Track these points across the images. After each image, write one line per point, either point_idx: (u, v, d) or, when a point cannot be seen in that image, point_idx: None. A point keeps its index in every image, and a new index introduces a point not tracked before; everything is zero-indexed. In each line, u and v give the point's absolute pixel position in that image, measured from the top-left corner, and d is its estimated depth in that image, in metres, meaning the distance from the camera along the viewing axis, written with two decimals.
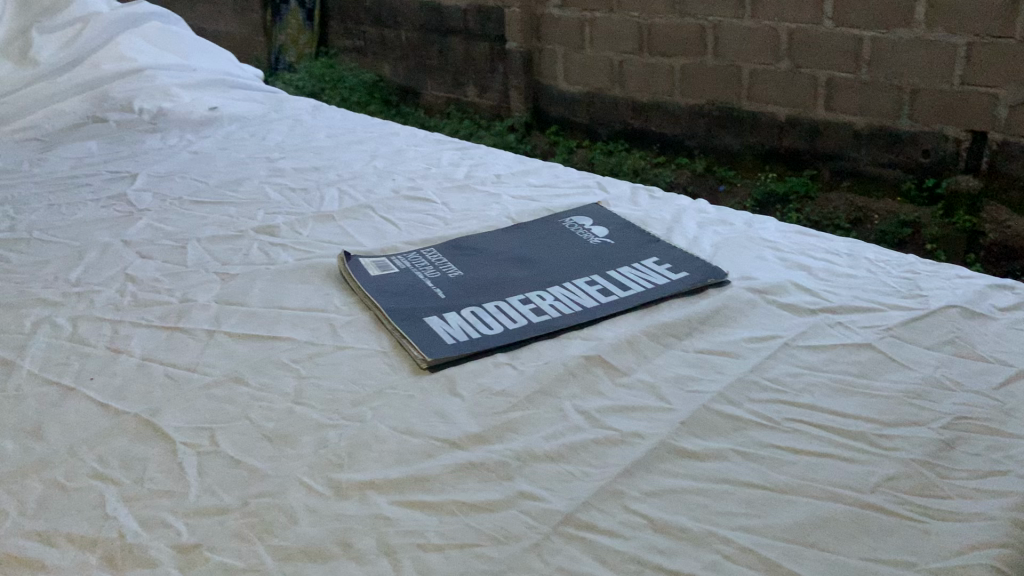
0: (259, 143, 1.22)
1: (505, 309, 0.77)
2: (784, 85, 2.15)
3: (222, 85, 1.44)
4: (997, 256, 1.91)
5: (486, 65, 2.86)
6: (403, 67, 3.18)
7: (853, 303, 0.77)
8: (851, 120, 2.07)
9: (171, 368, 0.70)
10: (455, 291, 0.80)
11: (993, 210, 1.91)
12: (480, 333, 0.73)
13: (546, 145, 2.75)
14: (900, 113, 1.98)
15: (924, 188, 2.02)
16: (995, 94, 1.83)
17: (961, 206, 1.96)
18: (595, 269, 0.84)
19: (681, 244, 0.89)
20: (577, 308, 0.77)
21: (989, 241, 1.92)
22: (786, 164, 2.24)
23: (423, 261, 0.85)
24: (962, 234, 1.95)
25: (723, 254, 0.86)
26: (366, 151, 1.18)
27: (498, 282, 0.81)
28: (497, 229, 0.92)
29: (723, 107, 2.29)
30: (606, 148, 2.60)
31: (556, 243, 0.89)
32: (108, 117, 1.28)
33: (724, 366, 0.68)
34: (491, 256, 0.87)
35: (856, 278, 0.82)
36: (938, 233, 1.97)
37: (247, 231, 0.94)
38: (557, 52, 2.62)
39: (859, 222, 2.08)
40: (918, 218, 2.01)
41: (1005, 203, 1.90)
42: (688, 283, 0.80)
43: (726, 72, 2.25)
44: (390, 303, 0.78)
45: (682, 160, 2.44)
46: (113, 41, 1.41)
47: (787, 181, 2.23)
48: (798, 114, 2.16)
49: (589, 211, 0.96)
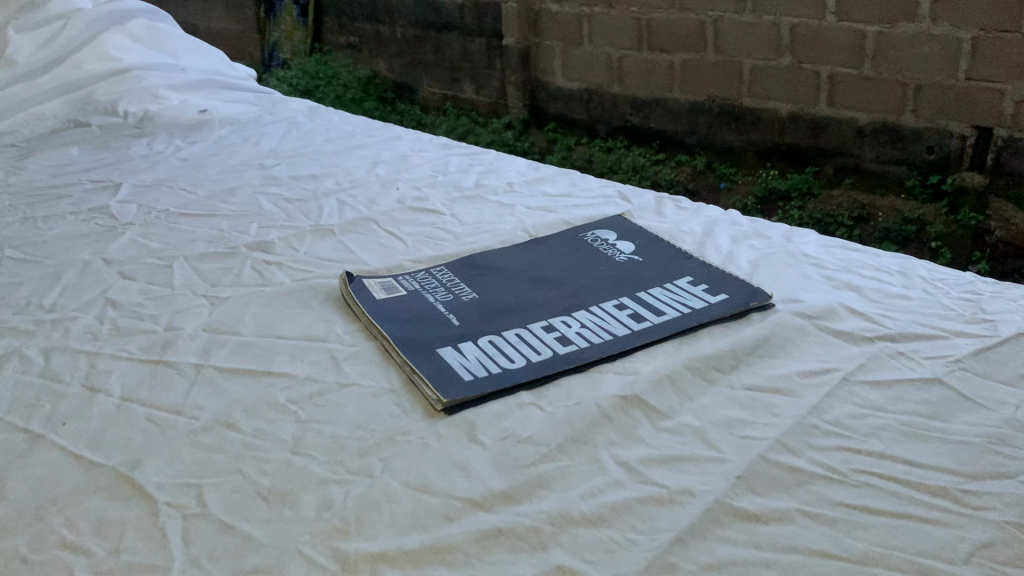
0: (252, 148, 1.14)
1: (526, 337, 0.69)
2: (786, 81, 2.08)
3: (213, 85, 1.35)
4: (1003, 254, 1.85)
5: (484, 62, 2.77)
6: (399, 63, 3.10)
7: (912, 329, 0.69)
8: (853, 116, 2.00)
9: (153, 410, 0.62)
10: (470, 317, 0.72)
11: (999, 207, 1.84)
12: (501, 366, 0.65)
13: (545, 143, 2.68)
14: (903, 109, 1.91)
15: (928, 185, 1.94)
16: (999, 90, 1.76)
17: (967, 203, 1.89)
18: (623, 291, 0.76)
19: (716, 261, 0.81)
20: (607, 337, 0.69)
21: (994, 239, 1.86)
22: (787, 161, 2.17)
23: (433, 283, 0.78)
24: (967, 231, 1.88)
25: (763, 273, 0.79)
26: (367, 157, 1.10)
27: (516, 307, 0.73)
28: (512, 245, 0.84)
29: (723, 104, 2.22)
30: (605, 145, 2.53)
31: (578, 261, 0.81)
32: (91, 121, 1.20)
33: (778, 408, 0.61)
34: (508, 276, 0.79)
35: (912, 300, 0.74)
36: (943, 231, 1.91)
37: (240, 247, 0.86)
38: (555, 48, 2.54)
39: (862, 220, 2.02)
40: (922, 216, 1.94)
41: (1010, 199, 1.83)
42: (728, 306, 0.72)
43: (726, 68, 2.17)
44: (397, 332, 0.70)
45: (681, 158, 2.36)
46: (96, 39, 1.33)
47: (788, 178, 2.16)
48: (800, 111, 2.08)
49: (612, 223, 0.88)
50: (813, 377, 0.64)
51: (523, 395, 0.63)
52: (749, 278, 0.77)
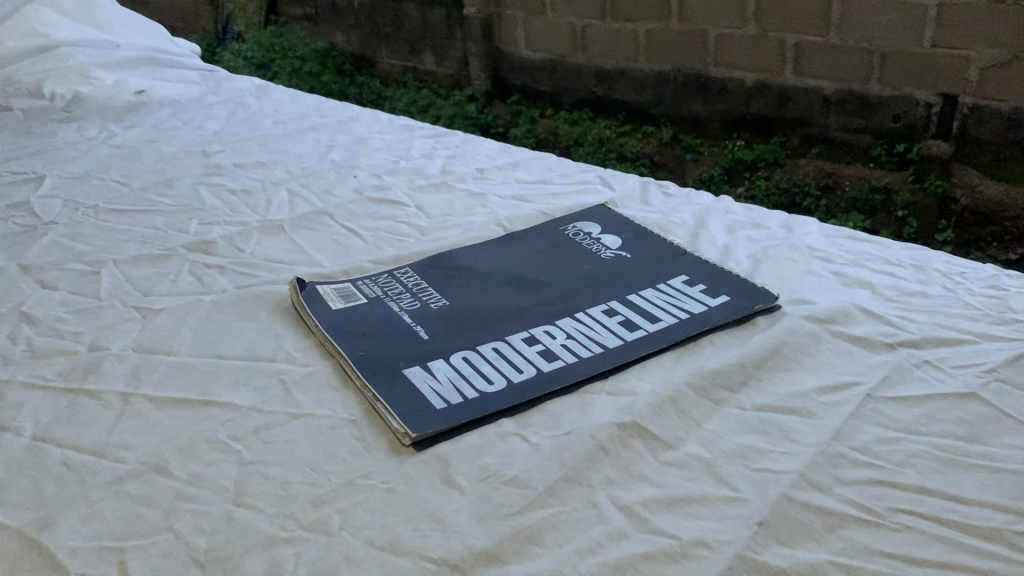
0: (194, 133, 1.03)
1: (504, 352, 0.61)
2: (751, 49, 2.00)
3: (152, 63, 1.24)
4: (970, 222, 1.82)
5: (444, 32, 2.66)
6: (357, 34, 2.97)
7: (936, 333, 0.62)
8: (820, 85, 1.94)
9: (71, 451, 0.53)
10: (440, 329, 0.63)
11: (965, 174, 1.81)
12: (478, 390, 0.57)
13: (508, 115, 2.56)
14: (869, 77, 1.85)
15: (894, 153, 1.89)
16: (965, 56, 1.71)
17: (932, 171, 1.85)
18: (612, 293, 0.67)
19: (711, 255, 0.73)
20: (596, 349, 0.61)
21: (961, 207, 1.83)
22: (754, 131, 2.10)
23: (397, 289, 0.69)
24: (933, 200, 1.84)
25: (765, 270, 0.71)
26: (321, 141, 1.00)
27: (492, 316, 0.65)
28: (485, 241, 0.76)
29: (688, 74, 2.14)
30: (569, 117, 2.43)
31: (560, 259, 0.72)
32: (13, 105, 1.08)
33: (797, 434, 0.53)
34: (481, 278, 0.70)
35: (931, 299, 0.67)
36: (909, 200, 1.85)
37: (177, 249, 0.76)
38: (516, 17, 2.44)
39: (829, 189, 1.96)
40: (889, 183, 1.88)
41: (976, 167, 1.79)
42: (731, 310, 0.64)
43: (690, 36, 2.09)
44: (356, 349, 0.61)
45: (647, 129, 2.27)
46: (19, 15, 1.21)
47: (755, 148, 2.09)
48: (766, 80, 2.01)
49: (595, 215, 0.79)
50: (833, 395, 0.57)
51: (505, 424, 0.54)
52: (750, 276, 0.69)
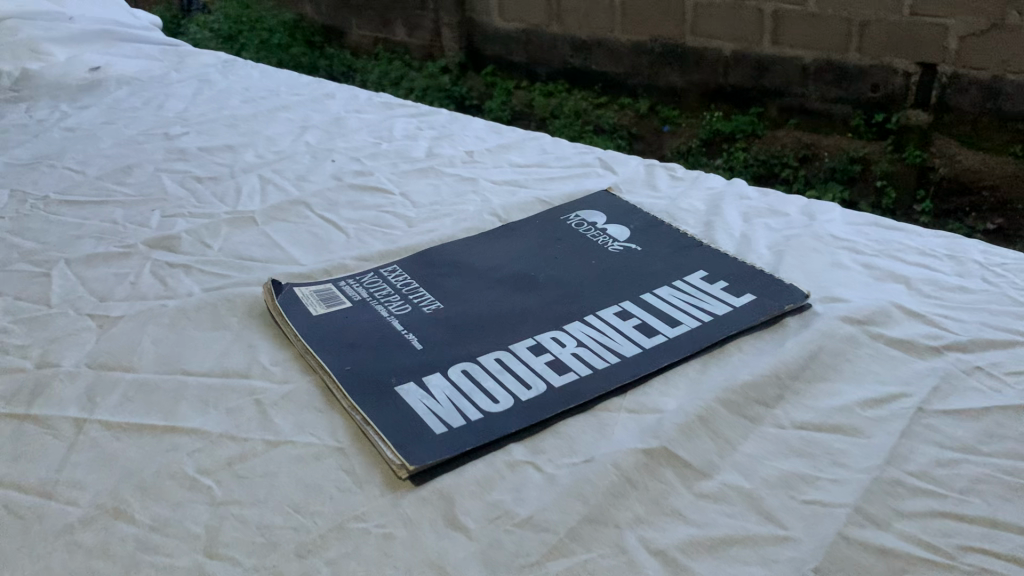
0: (155, 113, 0.95)
1: (508, 362, 0.54)
2: (728, 19, 1.93)
3: (108, 37, 1.15)
4: (947, 193, 1.74)
5: (415, 1, 2.56)
6: (326, 4, 2.86)
7: (984, 334, 0.56)
8: (798, 54, 1.88)
9: (14, 492, 0.46)
10: (435, 337, 0.56)
11: (943, 143, 1.76)
12: (482, 409, 0.50)
13: (482, 87, 2.47)
14: (849, 46, 1.79)
15: (873, 124, 1.84)
16: (944, 26, 1.67)
17: (911, 141, 1.80)
18: (624, 292, 0.61)
19: (729, 247, 0.66)
20: (612, 358, 0.54)
21: (939, 177, 1.76)
22: (731, 102, 2.03)
23: (385, 290, 0.62)
24: (913, 170, 1.78)
25: (791, 262, 0.64)
26: (294, 122, 0.92)
27: (491, 320, 0.58)
28: (480, 234, 0.69)
29: (666, 43, 2.07)
30: (545, 89, 2.34)
31: (563, 253, 0.66)
32: None
33: (845, 457, 0.47)
34: (477, 277, 0.63)
35: (973, 293, 0.61)
36: (889, 169, 1.79)
37: (137, 246, 0.69)
38: None
39: (808, 160, 1.89)
40: (868, 154, 1.82)
41: (955, 135, 1.76)
42: (758, 311, 0.58)
43: (666, 5, 2.01)
44: (341, 362, 0.54)
45: (624, 100, 2.19)
46: None
47: (732, 120, 2.02)
48: (743, 50, 1.95)
49: (600, 202, 0.72)
50: (881, 409, 0.50)
51: (514, 450, 0.48)
52: (774, 270, 0.63)
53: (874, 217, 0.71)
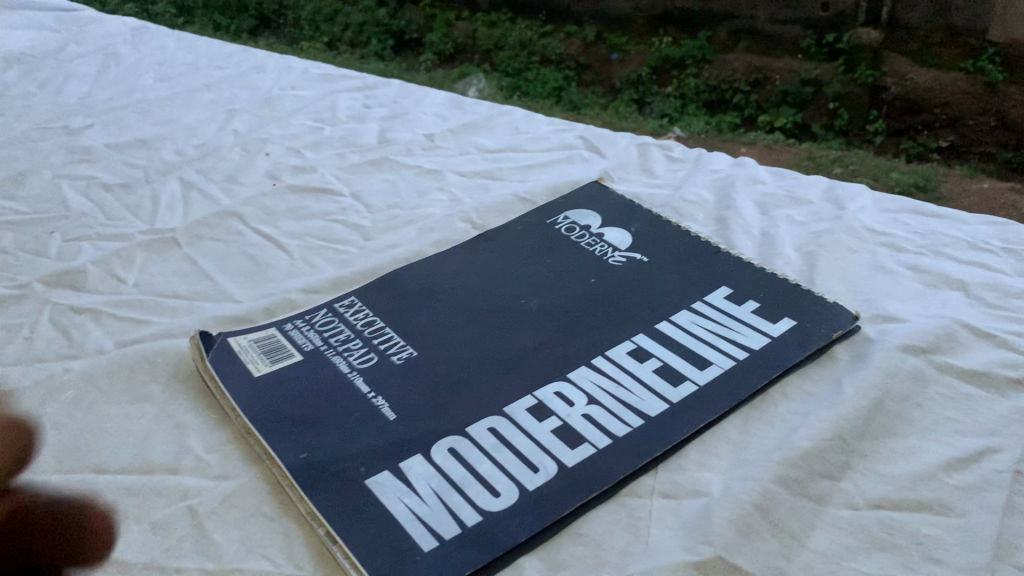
0: (53, 101, 0.81)
1: (506, 434, 0.43)
2: None
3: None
4: (902, 111, 1.63)
5: None
6: None
7: None
8: None
9: None
10: (410, 401, 0.45)
11: (896, 62, 1.64)
12: (482, 507, 0.39)
13: (422, 19, 2.25)
14: None
15: (823, 44, 1.72)
16: None
17: (864, 61, 1.67)
18: (636, 321, 0.50)
19: (751, 250, 0.56)
20: (634, 417, 0.44)
21: (892, 96, 1.64)
22: (680, 26, 1.92)
23: (344, 333, 0.50)
24: (864, 90, 1.66)
25: (828, 267, 0.54)
26: (218, 104, 0.79)
27: (477, 371, 0.47)
28: (453, 249, 0.57)
29: None
30: (487, 19, 2.14)
31: (556, 271, 0.54)
32: None
33: (940, 549, 0.38)
34: (454, 309, 0.52)
35: None
36: (841, 91, 1.68)
37: (32, 284, 0.56)
38: None
39: (759, 84, 1.77)
40: (820, 75, 1.70)
41: (907, 54, 1.64)
42: (802, 342, 0.47)
43: None
44: (294, 448, 0.43)
45: (570, 28, 2.03)
46: None
47: (681, 44, 1.88)
48: None
49: (590, 198, 0.61)
50: (968, 473, 0.41)
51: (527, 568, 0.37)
52: (808, 281, 0.53)
53: (911, 203, 0.61)
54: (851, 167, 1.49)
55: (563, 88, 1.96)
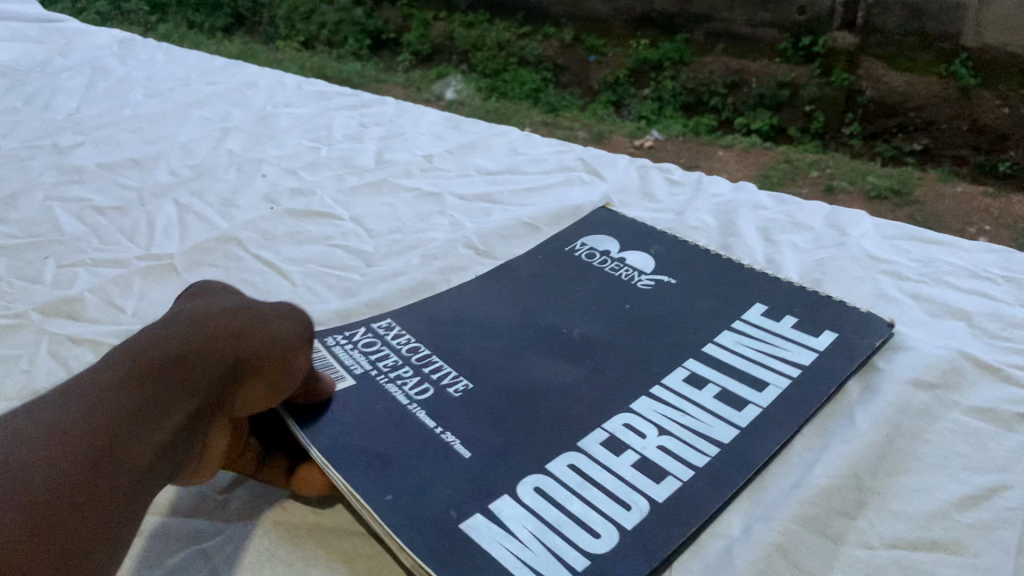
0: (40, 118, 0.79)
1: (586, 471, 0.42)
2: None
3: None
4: (876, 113, 1.65)
5: None
6: None
7: None
8: None
9: None
10: (479, 433, 0.44)
11: (870, 66, 1.67)
12: (587, 547, 0.38)
13: (399, 19, 2.26)
14: None
15: (799, 49, 1.75)
16: None
17: (839, 64, 1.70)
18: (680, 348, 0.50)
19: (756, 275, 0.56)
20: (708, 445, 0.43)
21: (867, 99, 1.66)
22: (659, 29, 1.94)
23: (392, 361, 0.49)
24: (839, 94, 1.68)
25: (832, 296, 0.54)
26: (211, 121, 0.78)
27: (536, 396, 0.46)
28: (478, 282, 0.57)
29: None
30: (465, 20, 2.17)
31: (588, 297, 0.54)
32: None
33: None
34: (496, 337, 0.51)
35: None
36: (818, 94, 1.70)
37: (28, 313, 0.55)
38: None
39: (736, 87, 1.78)
40: (796, 78, 1.73)
41: (880, 57, 1.67)
42: (848, 355, 0.48)
43: None
44: (373, 479, 0.41)
45: (548, 30, 2.05)
46: None
47: (659, 47, 1.90)
48: None
49: (602, 223, 0.61)
50: (982, 511, 0.41)
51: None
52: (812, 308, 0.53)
53: (912, 230, 0.61)
54: (826, 170, 1.51)
55: (543, 90, 1.95)
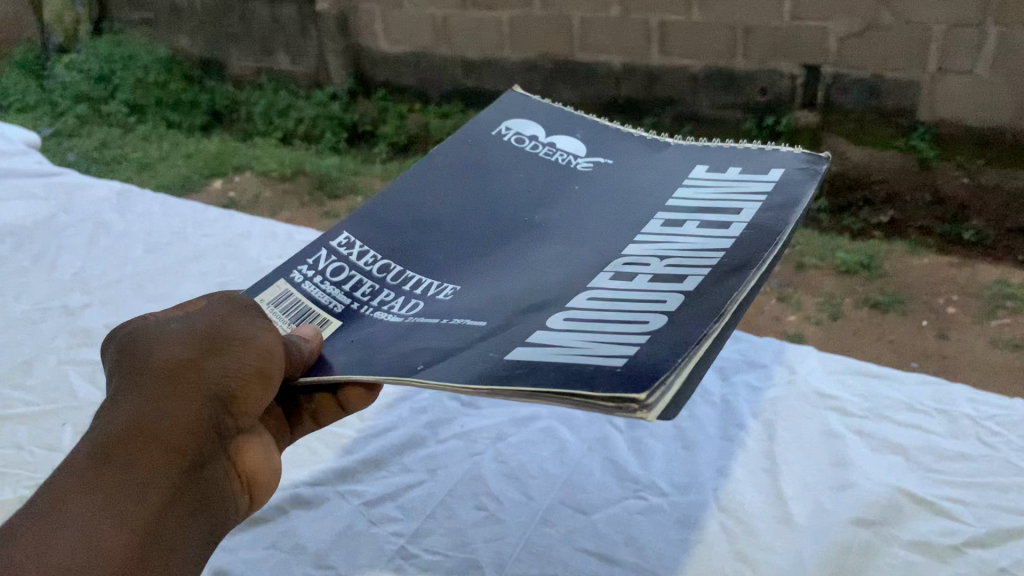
0: (52, 277, 0.93)
1: (579, 318, 0.68)
2: (616, 31, 2.34)
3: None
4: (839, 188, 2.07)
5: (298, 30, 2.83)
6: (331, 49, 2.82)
7: (982, 513, 0.73)
8: (689, 64, 2.28)
9: None
10: (465, 301, 0.76)
11: (837, 142, 2.17)
12: (654, 324, 0.63)
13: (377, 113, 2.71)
14: (735, 52, 2.21)
15: (764, 127, 2.24)
16: (826, 27, 2.10)
17: (805, 139, 2.21)
18: (613, 198, 0.89)
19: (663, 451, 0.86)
20: (712, 256, 0.72)
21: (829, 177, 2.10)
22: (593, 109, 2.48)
23: (368, 290, 0.83)
24: None
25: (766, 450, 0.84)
26: (205, 277, 0.91)
27: (527, 233, 0.86)
28: (471, 174, 0.97)
29: (556, 61, 2.48)
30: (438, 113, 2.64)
31: (546, 173, 0.95)
32: None
33: None
34: (499, 213, 0.91)
35: (966, 457, 0.78)
36: None
37: None
38: (373, 11, 2.70)
39: None
40: None
41: (844, 135, 2.17)
42: (793, 197, 0.78)
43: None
44: (410, 365, 0.66)
45: None
46: None
47: None
48: (632, 62, 2.36)
49: (547, 119, 1.04)
50: None
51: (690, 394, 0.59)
52: (736, 465, 0.82)
53: (859, 372, 0.90)
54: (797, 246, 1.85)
55: None
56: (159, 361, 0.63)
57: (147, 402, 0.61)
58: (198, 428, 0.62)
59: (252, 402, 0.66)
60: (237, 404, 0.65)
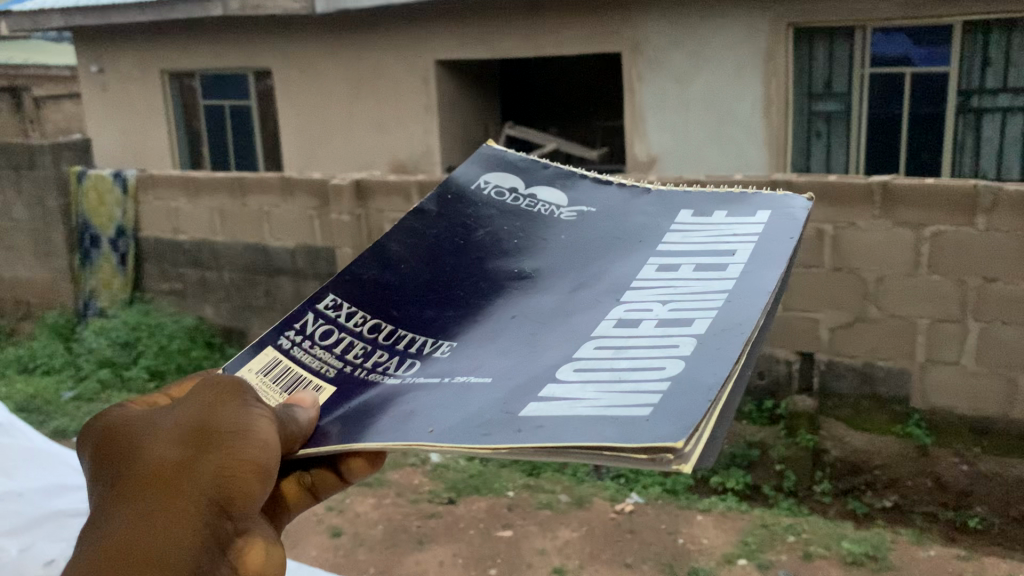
0: None
1: (590, 368, 0.73)
2: None
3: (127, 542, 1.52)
4: (842, 470, 2.74)
5: None
6: None
7: None
8: None
9: None
10: (472, 361, 0.82)
11: (833, 427, 2.86)
12: (679, 371, 0.67)
13: None
14: None
15: (764, 411, 2.98)
16: (817, 319, 2.83)
17: (803, 425, 2.85)
18: (607, 250, 0.96)
19: None
20: (720, 293, 0.79)
21: (834, 457, 2.77)
22: None
23: (367, 352, 0.89)
24: (808, 452, 2.79)
25: None
26: None
27: (529, 291, 0.92)
28: (465, 229, 1.04)
29: None
30: None
31: (537, 228, 1.02)
32: None
33: None
34: (499, 268, 0.97)
35: None
36: (785, 453, 2.81)
37: None
38: None
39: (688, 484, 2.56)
40: (763, 440, 2.89)
41: (841, 419, 2.86)
42: (790, 235, 0.86)
43: None
44: (423, 429, 0.72)
45: None
46: None
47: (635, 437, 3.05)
48: None
49: (524, 170, 1.11)
50: None
51: (716, 447, 0.62)
52: None
53: None
54: (801, 535, 2.47)
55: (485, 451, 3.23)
56: (161, 469, 0.66)
57: (147, 509, 0.63)
58: (195, 528, 0.64)
59: (251, 500, 0.68)
60: (237, 503, 0.67)
